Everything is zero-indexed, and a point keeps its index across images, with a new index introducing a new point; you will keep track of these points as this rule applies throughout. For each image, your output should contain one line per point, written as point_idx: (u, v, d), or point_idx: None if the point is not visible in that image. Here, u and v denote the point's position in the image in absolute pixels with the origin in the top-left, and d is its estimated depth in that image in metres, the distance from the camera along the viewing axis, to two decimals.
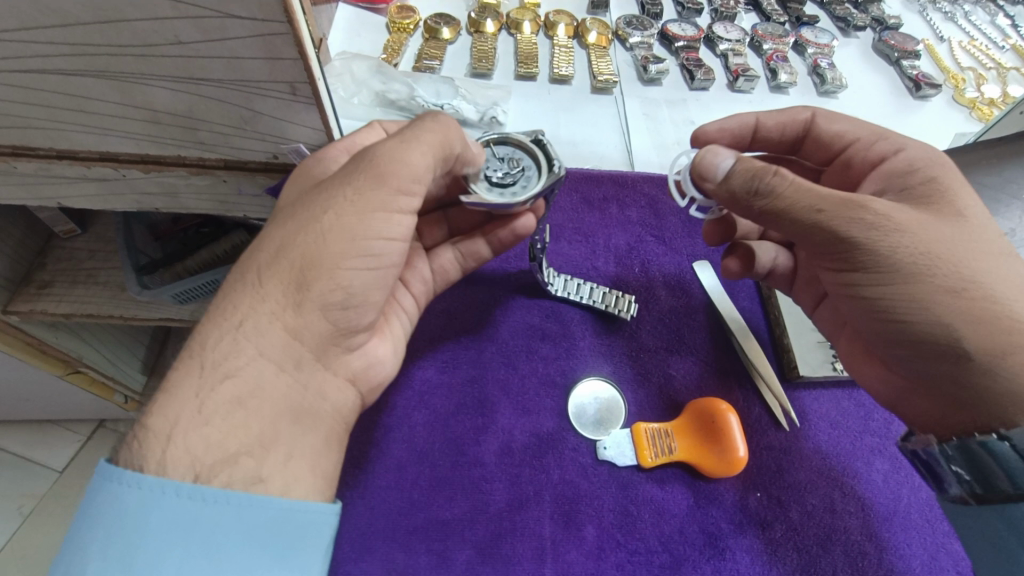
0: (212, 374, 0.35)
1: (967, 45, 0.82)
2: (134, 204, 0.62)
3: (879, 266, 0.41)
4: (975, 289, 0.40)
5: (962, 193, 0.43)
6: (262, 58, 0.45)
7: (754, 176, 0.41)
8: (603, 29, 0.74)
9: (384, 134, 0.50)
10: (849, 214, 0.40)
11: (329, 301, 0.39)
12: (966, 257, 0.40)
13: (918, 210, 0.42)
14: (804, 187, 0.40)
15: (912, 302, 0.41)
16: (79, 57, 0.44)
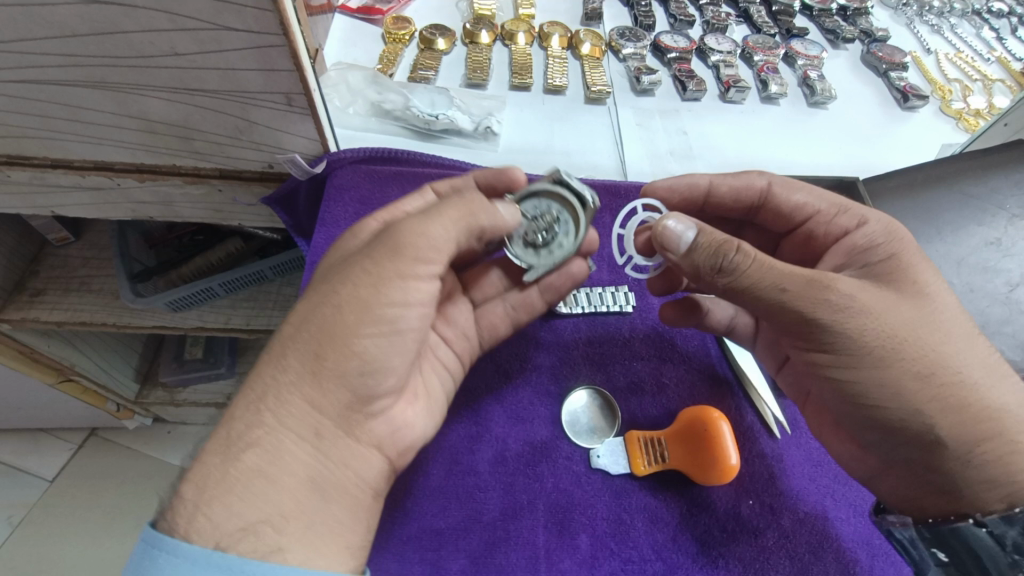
0: (237, 448, 0.36)
1: (954, 57, 0.83)
2: (129, 213, 0.62)
3: (852, 347, 0.42)
4: (942, 368, 0.42)
5: (919, 270, 0.45)
6: (256, 69, 0.45)
7: (716, 252, 0.42)
8: (597, 40, 0.75)
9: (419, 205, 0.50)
10: (815, 295, 0.41)
11: (345, 373, 0.38)
12: (921, 344, 0.42)
13: (878, 291, 0.43)
14: (763, 270, 0.41)
15: (887, 383, 0.42)
16: (74, 68, 0.44)
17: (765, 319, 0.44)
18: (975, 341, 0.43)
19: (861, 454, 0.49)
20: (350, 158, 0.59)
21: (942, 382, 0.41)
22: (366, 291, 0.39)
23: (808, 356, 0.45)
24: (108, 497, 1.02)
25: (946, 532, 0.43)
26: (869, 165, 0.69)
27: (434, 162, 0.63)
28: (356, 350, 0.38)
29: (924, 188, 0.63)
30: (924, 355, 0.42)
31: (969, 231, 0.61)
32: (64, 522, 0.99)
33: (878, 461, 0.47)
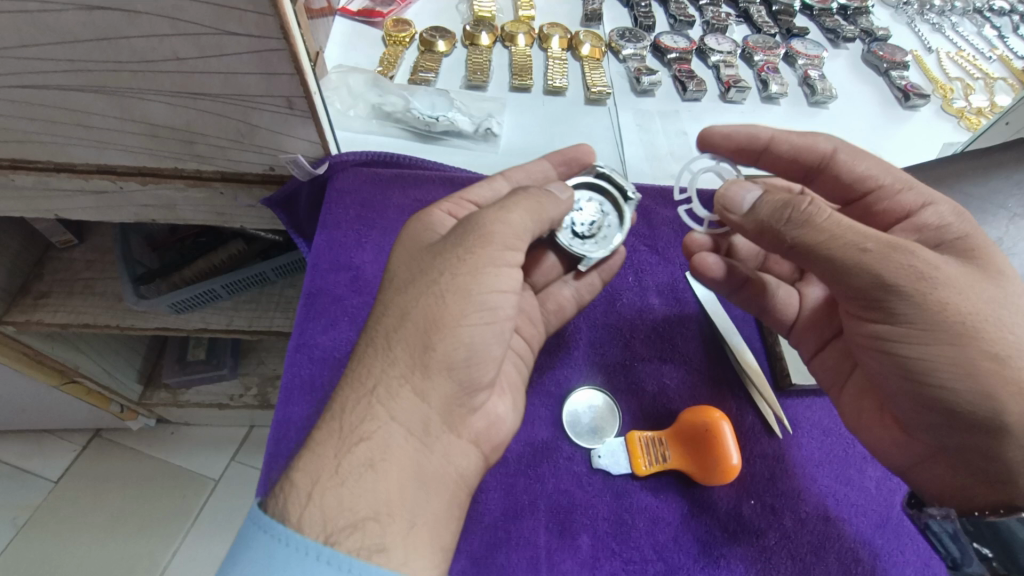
0: (350, 436, 0.38)
1: (955, 55, 0.83)
2: (131, 216, 0.62)
3: (929, 319, 0.42)
4: (1017, 353, 0.41)
5: (995, 251, 0.45)
6: (258, 74, 0.45)
7: (789, 204, 0.43)
8: (597, 41, 0.75)
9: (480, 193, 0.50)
10: (897, 258, 0.41)
11: (453, 362, 0.40)
12: (995, 320, 0.41)
13: (955, 265, 0.43)
14: (838, 221, 0.42)
15: (962, 361, 0.42)
16: (77, 74, 0.45)
17: (835, 284, 0.44)
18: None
19: (915, 441, 0.48)
20: (351, 161, 0.59)
21: (1023, 368, 0.41)
22: (461, 271, 0.40)
23: (874, 328, 0.46)
24: (112, 498, 1.03)
25: (988, 527, 0.42)
26: None
27: (433, 165, 0.63)
28: (458, 345, 0.40)
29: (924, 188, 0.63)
30: (1003, 335, 0.41)
31: None
32: (69, 523, 1.00)
33: (929, 449, 0.47)
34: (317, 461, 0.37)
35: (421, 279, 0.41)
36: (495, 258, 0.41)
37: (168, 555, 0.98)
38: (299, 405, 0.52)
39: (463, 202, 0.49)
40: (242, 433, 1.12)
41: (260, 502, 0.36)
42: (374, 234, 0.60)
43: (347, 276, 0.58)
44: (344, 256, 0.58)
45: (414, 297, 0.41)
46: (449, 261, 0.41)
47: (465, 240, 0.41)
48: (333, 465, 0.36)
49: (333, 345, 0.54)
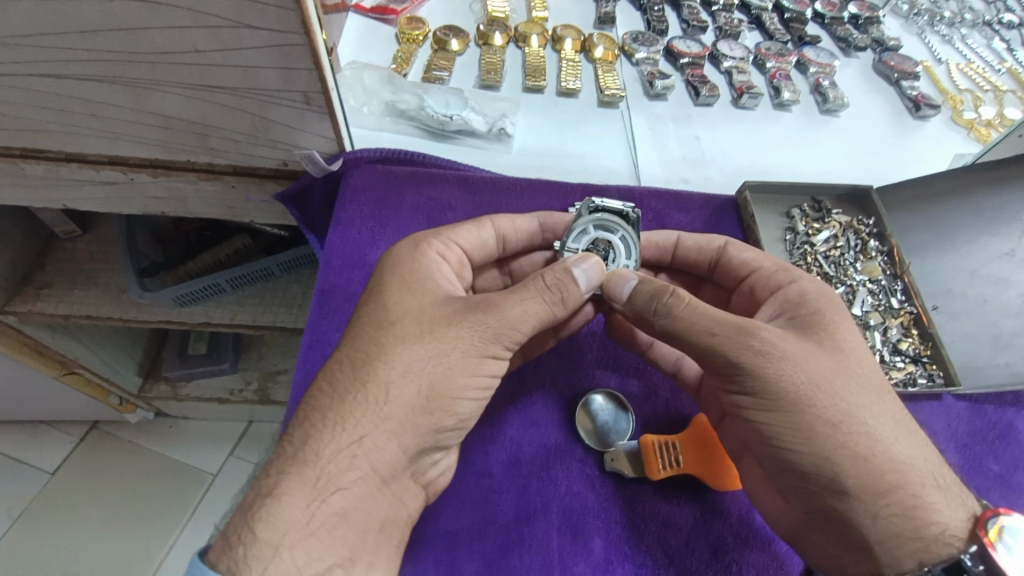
0: (325, 487, 0.38)
1: (965, 67, 0.83)
2: (140, 208, 0.62)
3: (770, 394, 0.42)
4: (847, 418, 0.41)
5: (845, 329, 0.46)
6: (277, 68, 0.45)
7: (654, 296, 0.45)
8: (610, 44, 0.76)
9: (473, 234, 0.51)
10: (739, 339, 0.42)
11: (441, 426, 0.42)
12: (846, 393, 0.42)
13: (798, 339, 0.44)
14: (697, 311, 0.43)
15: (801, 426, 0.42)
16: (94, 64, 0.44)
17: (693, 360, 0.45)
18: (883, 400, 0.43)
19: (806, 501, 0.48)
20: (366, 158, 0.59)
21: (847, 434, 0.41)
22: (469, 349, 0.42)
23: (733, 398, 0.45)
24: (109, 492, 1.02)
25: None
26: (880, 174, 0.69)
27: (447, 163, 0.63)
28: (450, 413, 0.42)
29: (940, 200, 0.64)
30: (839, 404, 0.42)
31: (980, 242, 0.63)
32: (65, 516, 0.99)
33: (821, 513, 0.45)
34: (287, 509, 0.36)
35: (430, 346, 0.42)
36: (490, 346, 0.43)
37: (164, 549, 0.97)
38: None
39: (451, 244, 0.50)
40: (241, 429, 1.12)
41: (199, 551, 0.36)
42: (388, 232, 0.59)
43: (362, 274, 0.57)
44: (358, 253, 0.58)
45: (422, 360, 0.41)
46: (458, 340, 0.42)
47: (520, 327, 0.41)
48: (303, 520, 0.37)
49: None
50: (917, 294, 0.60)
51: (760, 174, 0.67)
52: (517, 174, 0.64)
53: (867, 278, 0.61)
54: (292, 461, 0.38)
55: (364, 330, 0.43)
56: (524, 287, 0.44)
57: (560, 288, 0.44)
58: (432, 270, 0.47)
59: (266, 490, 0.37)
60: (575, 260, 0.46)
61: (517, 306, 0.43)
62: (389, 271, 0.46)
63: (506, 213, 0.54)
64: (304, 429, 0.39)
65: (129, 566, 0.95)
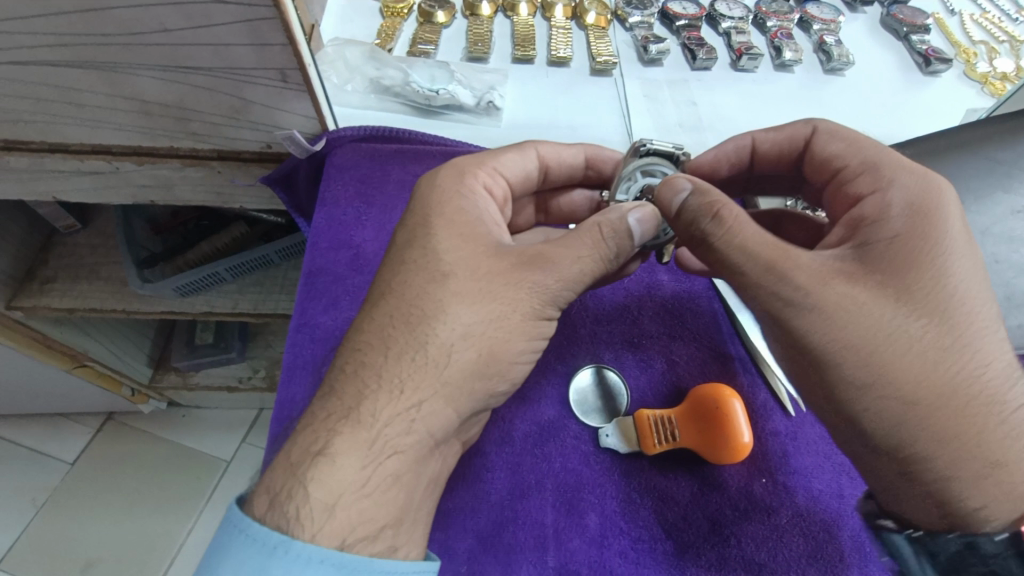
0: (381, 449, 0.38)
1: (979, 18, 0.79)
2: (130, 197, 0.62)
3: (824, 321, 0.39)
4: (919, 365, 0.38)
5: (937, 252, 0.40)
6: (249, 44, 0.44)
7: (701, 209, 0.41)
8: (603, 9, 0.73)
9: (517, 164, 0.50)
10: (783, 268, 0.39)
11: (495, 391, 0.42)
12: (907, 326, 0.38)
13: (859, 270, 0.40)
14: (737, 231, 0.40)
15: (872, 370, 0.38)
16: (64, 49, 0.43)
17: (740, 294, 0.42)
18: (971, 340, 0.39)
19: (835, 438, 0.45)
20: (349, 136, 0.58)
21: (898, 368, 0.38)
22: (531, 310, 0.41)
23: (765, 329, 0.43)
24: (127, 480, 1.04)
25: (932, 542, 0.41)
26: (888, 134, 0.66)
27: (433, 138, 0.61)
28: (505, 378, 0.42)
29: (945, 156, 0.61)
30: (895, 339, 0.38)
31: (995, 200, 0.60)
32: (86, 504, 1.02)
33: None
34: (338, 471, 0.36)
35: (491, 308, 0.40)
36: (546, 309, 0.42)
37: (184, 535, 0.99)
38: (302, 384, 0.51)
39: (497, 175, 0.48)
40: (252, 416, 1.13)
41: (240, 501, 0.36)
42: (374, 211, 0.58)
43: (349, 254, 0.57)
44: (344, 234, 0.57)
45: (482, 322, 0.40)
46: (519, 301, 0.41)
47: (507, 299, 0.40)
48: (355, 483, 0.36)
49: (336, 324, 0.53)
50: None
51: None
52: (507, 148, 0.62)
53: None
54: (344, 421, 0.38)
55: (417, 280, 0.41)
56: (580, 237, 0.42)
57: (616, 240, 0.42)
58: (480, 203, 0.45)
59: (317, 447, 0.37)
60: (631, 209, 0.43)
61: (573, 263, 0.42)
62: (421, 211, 0.44)
63: (551, 141, 0.53)
64: (357, 386, 0.39)
65: (152, 552, 0.98)
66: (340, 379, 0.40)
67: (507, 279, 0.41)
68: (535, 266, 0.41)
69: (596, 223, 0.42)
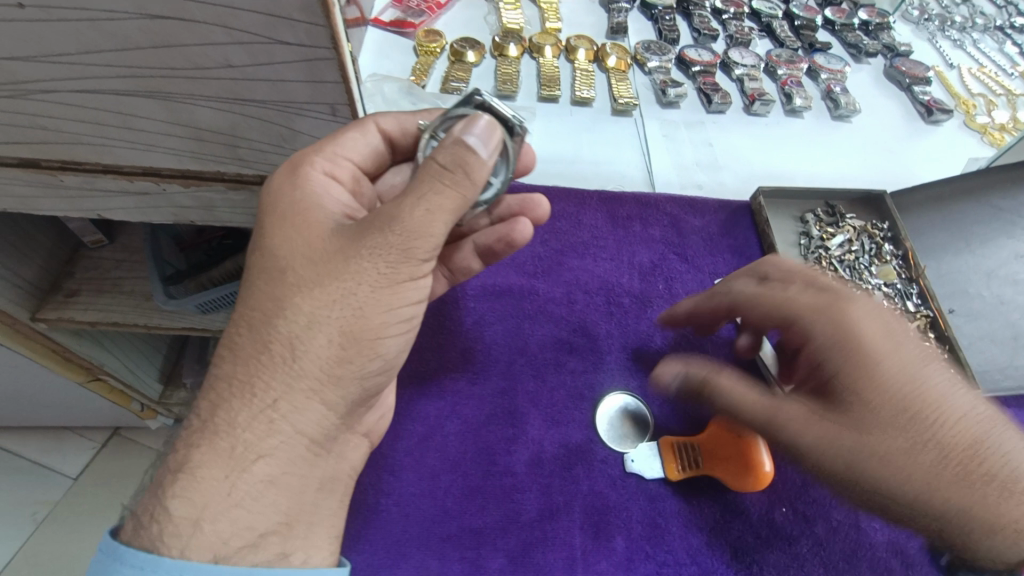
0: None
1: (977, 72, 0.84)
2: (170, 217, 0.64)
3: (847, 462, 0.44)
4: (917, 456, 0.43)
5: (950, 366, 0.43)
6: (305, 81, 0.47)
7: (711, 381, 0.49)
8: (623, 53, 0.77)
9: (354, 142, 0.54)
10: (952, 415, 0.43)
11: (366, 373, 0.42)
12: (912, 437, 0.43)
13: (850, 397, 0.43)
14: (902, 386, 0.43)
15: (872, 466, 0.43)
16: (132, 79, 0.47)
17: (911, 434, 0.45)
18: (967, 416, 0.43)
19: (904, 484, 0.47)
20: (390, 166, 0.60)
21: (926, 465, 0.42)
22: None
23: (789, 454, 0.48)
24: (129, 496, 1.04)
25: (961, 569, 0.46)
26: (895, 178, 0.70)
27: None
28: (373, 356, 0.42)
29: (950, 202, 0.65)
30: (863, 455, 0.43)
31: (998, 244, 0.64)
32: (88, 519, 1.01)
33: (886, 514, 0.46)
34: None
35: (333, 289, 0.39)
36: None
37: None
38: None
39: (334, 160, 0.52)
40: None
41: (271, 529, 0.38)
42: None
43: None
44: None
45: None
46: (361, 273, 0.40)
47: None
48: (222, 492, 0.38)
49: None
50: (933, 298, 0.61)
51: (773, 179, 0.69)
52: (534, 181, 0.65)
53: (882, 281, 0.63)
54: (208, 435, 0.39)
55: (259, 283, 0.41)
56: (419, 180, 0.39)
57: (457, 169, 0.39)
58: (321, 196, 0.44)
59: (180, 463, 0.38)
60: (464, 128, 0.40)
61: (418, 212, 0.39)
62: (269, 211, 0.44)
63: (386, 113, 0.58)
64: (216, 397, 0.40)
65: None
66: (200, 396, 0.41)
67: (361, 249, 0.39)
68: (377, 224, 0.39)
69: (431, 157, 0.39)
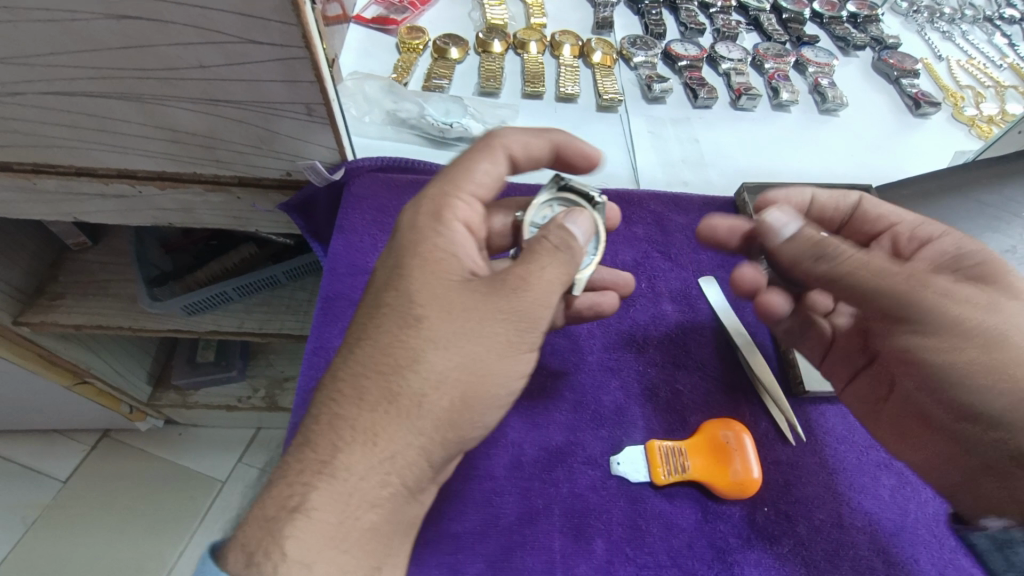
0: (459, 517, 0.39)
1: (966, 64, 0.83)
2: (149, 219, 0.63)
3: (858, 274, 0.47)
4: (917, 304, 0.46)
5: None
6: (279, 81, 0.46)
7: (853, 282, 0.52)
8: (608, 49, 0.76)
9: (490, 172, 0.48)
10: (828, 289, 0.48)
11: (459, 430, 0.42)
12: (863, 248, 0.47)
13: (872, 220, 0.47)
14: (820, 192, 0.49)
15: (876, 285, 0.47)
16: (103, 81, 0.46)
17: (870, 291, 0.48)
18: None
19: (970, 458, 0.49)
20: (367, 166, 0.60)
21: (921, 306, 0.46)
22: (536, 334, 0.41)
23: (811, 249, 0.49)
24: (118, 499, 1.03)
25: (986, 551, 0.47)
26: (881, 173, 0.69)
27: None
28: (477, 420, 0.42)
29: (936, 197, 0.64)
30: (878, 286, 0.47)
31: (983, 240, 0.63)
32: (77, 523, 1.00)
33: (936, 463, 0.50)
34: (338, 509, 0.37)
35: (464, 351, 0.40)
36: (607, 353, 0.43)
37: (175, 556, 0.98)
38: None
39: (472, 201, 0.47)
40: (250, 435, 1.13)
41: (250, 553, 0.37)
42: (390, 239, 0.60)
43: (364, 280, 0.58)
44: (360, 260, 0.59)
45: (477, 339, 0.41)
46: (493, 336, 0.41)
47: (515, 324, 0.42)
48: (336, 539, 0.38)
49: None
50: None
51: (760, 175, 0.68)
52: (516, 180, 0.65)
53: None
54: (319, 476, 0.38)
55: (389, 325, 0.41)
56: (535, 252, 0.43)
57: (565, 248, 0.44)
58: (458, 244, 0.44)
59: (294, 503, 0.38)
60: (566, 216, 0.46)
61: (544, 282, 0.42)
62: (409, 248, 0.43)
63: (517, 132, 0.49)
64: (332, 438, 0.39)
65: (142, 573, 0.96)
66: None
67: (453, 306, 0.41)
68: (507, 289, 0.42)
69: (543, 235, 0.44)
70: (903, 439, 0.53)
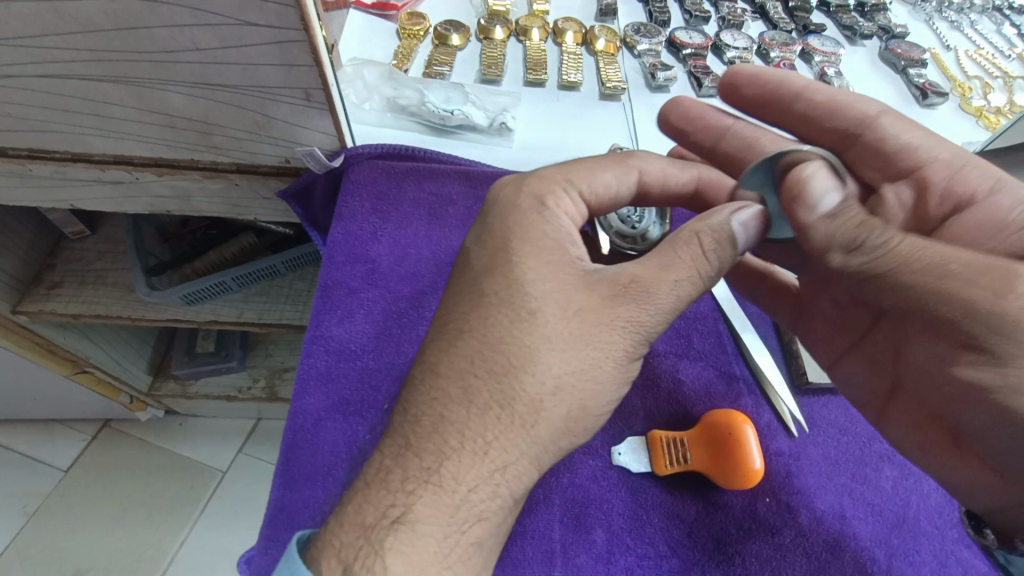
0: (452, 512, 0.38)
1: (974, 54, 0.82)
2: (146, 206, 0.63)
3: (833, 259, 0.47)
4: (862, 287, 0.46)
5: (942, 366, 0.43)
6: (276, 65, 0.45)
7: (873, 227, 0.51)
8: (612, 36, 0.75)
9: (621, 178, 0.48)
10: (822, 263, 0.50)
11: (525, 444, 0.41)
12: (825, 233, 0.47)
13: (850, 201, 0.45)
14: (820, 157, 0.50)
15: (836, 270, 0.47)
16: (97, 64, 0.45)
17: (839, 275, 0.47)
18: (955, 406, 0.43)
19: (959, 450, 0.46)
20: (366, 153, 0.60)
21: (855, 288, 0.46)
22: (537, 322, 0.40)
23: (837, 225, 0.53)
24: (119, 488, 1.03)
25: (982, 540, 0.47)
26: None
27: (447, 158, 0.63)
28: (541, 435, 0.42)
29: None
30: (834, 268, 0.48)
31: None
32: (78, 511, 1.01)
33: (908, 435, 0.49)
34: None
35: (579, 357, 0.41)
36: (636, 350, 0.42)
37: (175, 546, 0.98)
38: (315, 396, 0.52)
39: (588, 196, 0.47)
40: (250, 426, 1.12)
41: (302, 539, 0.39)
42: (389, 227, 0.60)
43: (364, 268, 0.58)
44: (360, 248, 0.58)
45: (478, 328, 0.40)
46: (611, 344, 0.41)
47: (516, 312, 0.41)
48: (439, 553, 0.37)
49: (349, 337, 0.54)
50: None
51: None
52: (518, 168, 0.64)
53: None
54: (425, 485, 0.38)
55: (494, 318, 0.41)
56: (678, 254, 0.42)
57: (718, 251, 0.42)
58: (564, 232, 0.44)
59: (395, 513, 0.37)
60: (734, 211, 0.43)
61: (670, 287, 0.41)
62: (505, 233, 0.44)
63: (656, 160, 0.50)
64: (437, 444, 0.38)
65: (143, 562, 0.97)
66: None
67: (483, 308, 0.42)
68: (630, 297, 0.41)
69: (696, 231, 0.42)
70: (918, 427, 0.49)
